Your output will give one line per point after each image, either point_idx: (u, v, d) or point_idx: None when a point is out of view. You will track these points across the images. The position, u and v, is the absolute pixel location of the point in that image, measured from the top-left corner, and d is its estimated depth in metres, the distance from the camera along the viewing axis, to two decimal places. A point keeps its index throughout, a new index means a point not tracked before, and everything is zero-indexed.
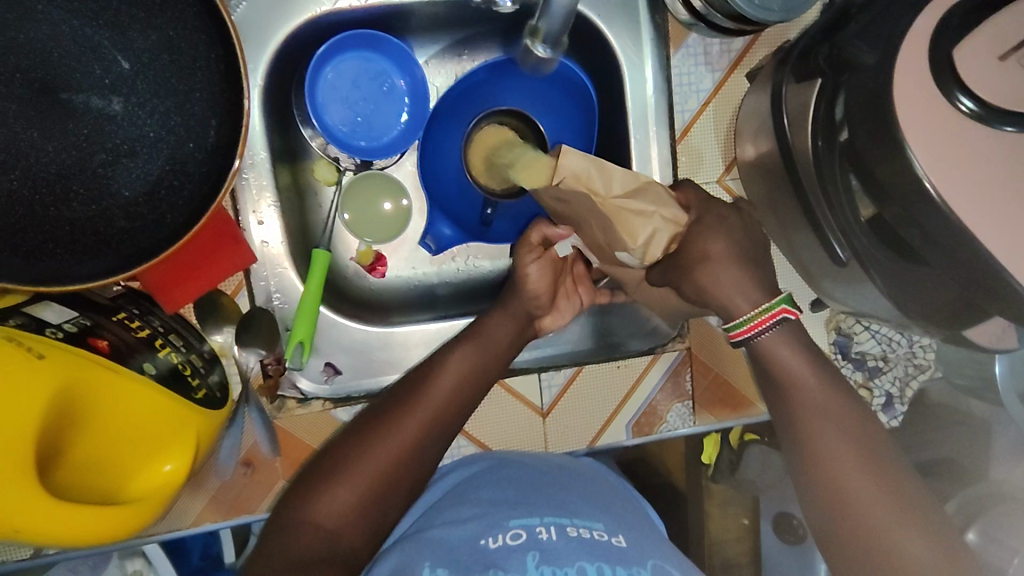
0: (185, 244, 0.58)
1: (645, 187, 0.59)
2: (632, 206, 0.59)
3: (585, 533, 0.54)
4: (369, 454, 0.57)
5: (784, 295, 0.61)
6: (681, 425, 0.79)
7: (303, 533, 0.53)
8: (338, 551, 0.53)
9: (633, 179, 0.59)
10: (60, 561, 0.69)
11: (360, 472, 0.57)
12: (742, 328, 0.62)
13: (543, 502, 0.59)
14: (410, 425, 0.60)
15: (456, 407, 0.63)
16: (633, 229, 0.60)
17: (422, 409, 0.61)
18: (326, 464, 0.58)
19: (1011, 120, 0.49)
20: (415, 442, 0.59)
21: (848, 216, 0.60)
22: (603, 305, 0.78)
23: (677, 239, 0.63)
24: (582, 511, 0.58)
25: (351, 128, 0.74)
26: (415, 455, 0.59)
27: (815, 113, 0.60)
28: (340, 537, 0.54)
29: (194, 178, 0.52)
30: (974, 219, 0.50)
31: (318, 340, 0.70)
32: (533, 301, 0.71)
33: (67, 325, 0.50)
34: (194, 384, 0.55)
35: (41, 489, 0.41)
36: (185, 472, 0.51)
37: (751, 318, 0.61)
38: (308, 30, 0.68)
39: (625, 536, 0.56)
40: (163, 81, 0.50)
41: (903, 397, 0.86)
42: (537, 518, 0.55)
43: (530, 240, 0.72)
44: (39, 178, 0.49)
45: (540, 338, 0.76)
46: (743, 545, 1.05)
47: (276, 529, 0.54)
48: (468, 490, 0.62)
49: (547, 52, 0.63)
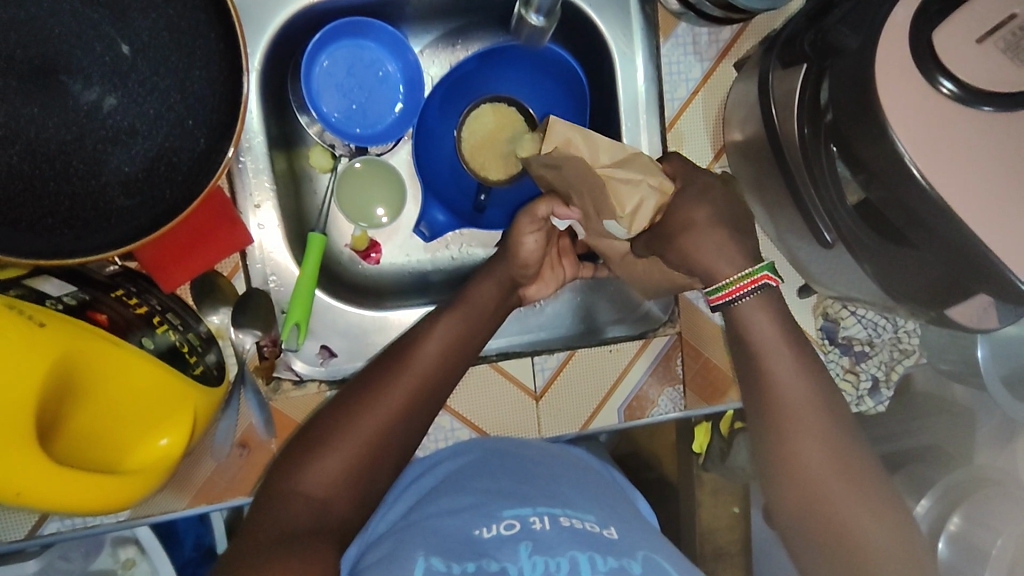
0: (183, 219, 0.59)
1: (634, 158, 0.62)
2: (620, 175, 0.62)
3: (578, 524, 0.55)
4: (354, 426, 0.58)
5: (766, 263, 0.62)
6: (672, 409, 0.80)
7: (293, 504, 0.54)
8: (328, 524, 0.54)
9: (620, 151, 0.62)
10: (56, 543, 0.67)
11: (347, 444, 0.57)
12: (720, 294, 0.63)
13: (535, 492, 0.60)
14: (395, 398, 0.60)
15: (441, 377, 0.64)
16: (620, 198, 0.62)
17: (410, 385, 0.61)
18: (312, 436, 0.59)
19: (988, 99, 0.51)
20: (403, 416, 0.60)
21: (836, 201, 0.61)
22: (589, 279, 0.81)
23: (662, 210, 0.64)
24: (575, 502, 0.60)
25: (345, 116, 0.75)
26: (402, 428, 0.60)
27: (801, 97, 0.61)
28: (330, 508, 0.55)
29: (193, 155, 0.53)
30: (958, 198, 0.52)
31: (314, 323, 0.71)
32: (519, 267, 0.72)
33: (66, 297, 0.50)
34: (191, 361, 0.56)
35: (41, 456, 0.42)
36: (181, 446, 0.52)
37: (728, 284, 0.62)
38: (304, 16, 0.69)
39: (616, 527, 0.57)
40: (162, 59, 0.51)
41: (889, 381, 0.86)
42: (531, 509, 0.57)
43: (536, 212, 0.71)
44: (39, 153, 0.49)
45: (523, 309, 0.79)
46: (734, 535, 1.08)
47: (264, 500, 0.55)
48: (462, 480, 0.63)
49: (541, 20, 0.68)
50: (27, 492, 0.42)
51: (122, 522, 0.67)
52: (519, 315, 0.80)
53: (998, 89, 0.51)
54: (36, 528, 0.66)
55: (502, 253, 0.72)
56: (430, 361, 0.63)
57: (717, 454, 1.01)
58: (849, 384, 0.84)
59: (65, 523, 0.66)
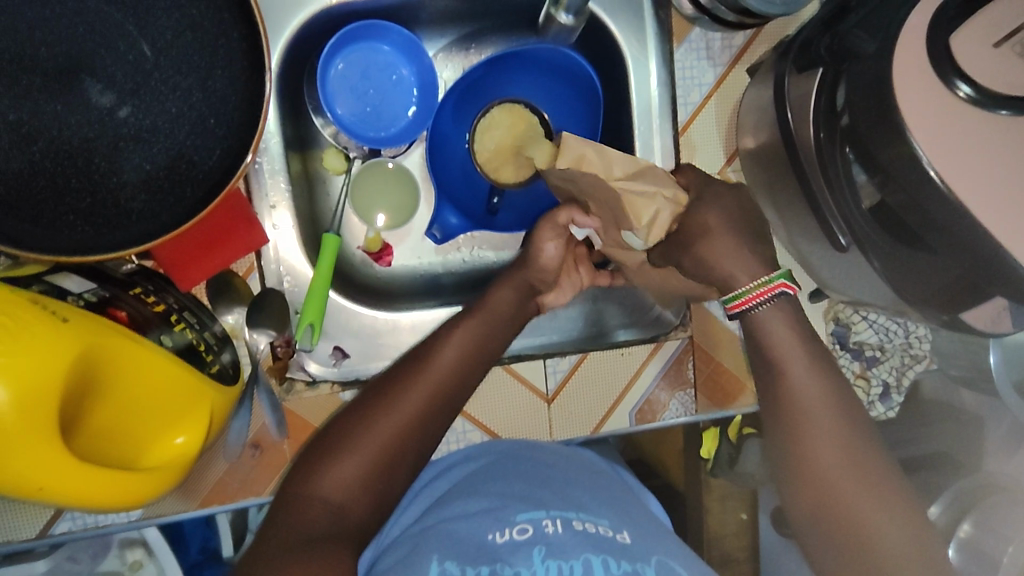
0: (200, 220, 0.59)
1: (646, 171, 0.63)
2: (635, 188, 0.62)
3: (591, 527, 0.55)
4: (370, 429, 0.58)
5: (781, 271, 0.63)
6: (682, 413, 0.80)
7: (312, 506, 0.55)
8: (347, 527, 0.54)
9: (632, 163, 0.62)
10: (68, 542, 0.67)
11: (364, 445, 0.57)
12: (736, 301, 0.63)
13: (549, 496, 0.60)
14: (412, 402, 0.60)
15: (457, 381, 0.64)
16: (637, 211, 0.64)
17: (427, 387, 0.61)
18: (328, 441, 0.59)
19: (1005, 103, 0.51)
20: (420, 419, 0.60)
21: (851, 204, 0.62)
22: (606, 285, 0.81)
23: (678, 218, 0.65)
24: (589, 505, 0.60)
25: (360, 118, 0.75)
26: (419, 431, 0.60)
27: (817, 102, 0.62)
28: (348, 512, 0.55)
29: (214, 153, 0.53)
30: (976, 201, 0.52)
31: (327, 323, 0.71)
32: (539, 274, 0.73)
33: (87, 294, 0.50)
34: (207, 359, 0.57)
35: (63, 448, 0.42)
36: (197, 444, 0.52)
37: (749, 290, 0.63)
38: (322, 19, 0.70)
39: (629, 531, 0.57)
40: (185, 58, 0.51)
41: (899, 387, 0.86)
42: (545, 511, 0.57)
43: (557, 220, 0.74)
44: (62, 150, 0.50)
45: (542, 317, 0.80)
46: (741, 541, 1.09)
47: (280, 503, 0.56)
48: (476, 483, 0.64)
49: (570, 19, 0.69)
50: (50, 486, 0.42)
51: (134, 522, 0.67)
52: (535, 323, 0.80)
53: (1014, 93, 0.51)
54: (47, 527, 0.65)
55: (521, 261, 0.74)
56: (445, 366, 0.63)
57: (725, 459, 1.01)
58: (861, 389, 0.84)
59: (77, 523, 0.66)
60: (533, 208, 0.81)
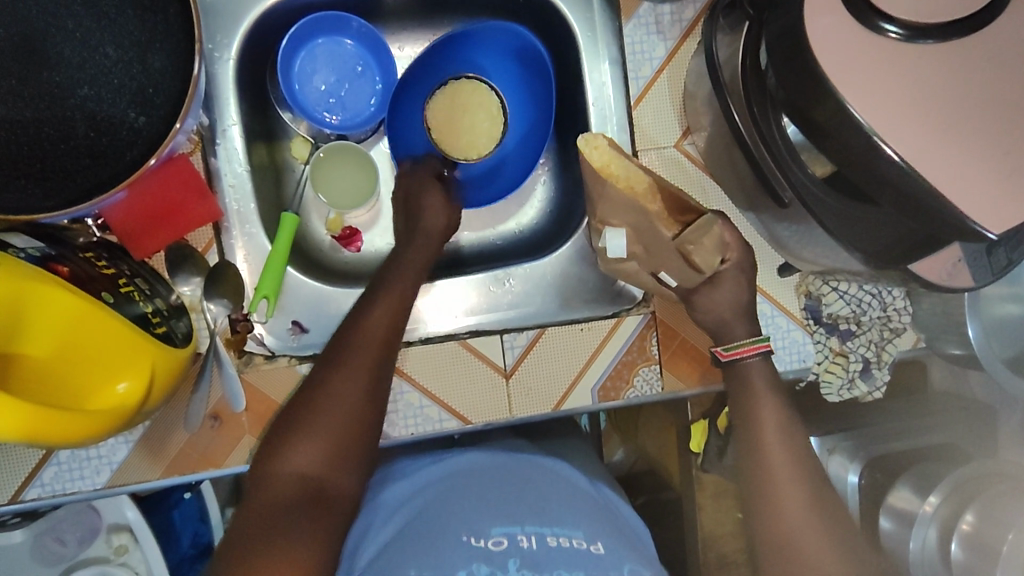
0: (140, 184, 0.65)
1: (723, 244, 0.68)
2: (711, 264, 0.68)
3: (565, 542, 0.56)
4: (324, 406, 0.58)
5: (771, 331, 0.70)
6: (648, 390, 0.79)
7: (278, 485, 0.54)
8: (320, 499, 0.54)
9: (716, 240, 0.67)
10: (41, 507, 0.70)
11: (318, 420, 0.57)
12: (733, 350, 0.70)
13: (523, 509, 0.61)
14: (359, 366, 0.60)
15: (393, 352, 0.64)
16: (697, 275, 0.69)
17: (365, 347, 0.62)
18: (286, 421, 0.58)
19: (930, 32, 0.49)
20: (369, 385, 0.60)
21: (788, 158, 0.60)
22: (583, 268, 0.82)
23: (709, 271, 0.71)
24: (564, 517, 0.60)
25: (324, 108, 0.79)
26: (372, 395, 0.60)
27: (749, 55, 0.61)
28: (322, 487, 0.55)
29: (153, 120, 0.56)
30: (903, 145, 0.50)
31: (285, 298, 0.75)
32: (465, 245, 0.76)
33: (30, 249, 0.55)
34: (155, 321, 0.60)
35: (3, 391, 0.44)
36: (137, 393, 0.54)
37: (741, 344, 0.70)
38: (281, 10, 0.74)
39: (604, 542, 0.57)
40: (127, 32, 0.55)
41: (880, 362, 0.82)
42: (520, 527, 0.58)
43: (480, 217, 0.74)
44: (16, 121, 0.54)
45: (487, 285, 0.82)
46: (739, 542, 1.02)
47: (251, 488, 0.54)
48: (445, 501, 0.63)
49: None
50: None
51: (99, 490, 0.69)
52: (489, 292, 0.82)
53: (947, 20, 0.48)
54: (18, 494, 0.68)
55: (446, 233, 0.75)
56: (380, 327, 0.63)
57: (714, 452, 0.96)
58: (838, 367, 0.81)
59: (45, 489, 0.69)
60: (492, 188, 0.83)
